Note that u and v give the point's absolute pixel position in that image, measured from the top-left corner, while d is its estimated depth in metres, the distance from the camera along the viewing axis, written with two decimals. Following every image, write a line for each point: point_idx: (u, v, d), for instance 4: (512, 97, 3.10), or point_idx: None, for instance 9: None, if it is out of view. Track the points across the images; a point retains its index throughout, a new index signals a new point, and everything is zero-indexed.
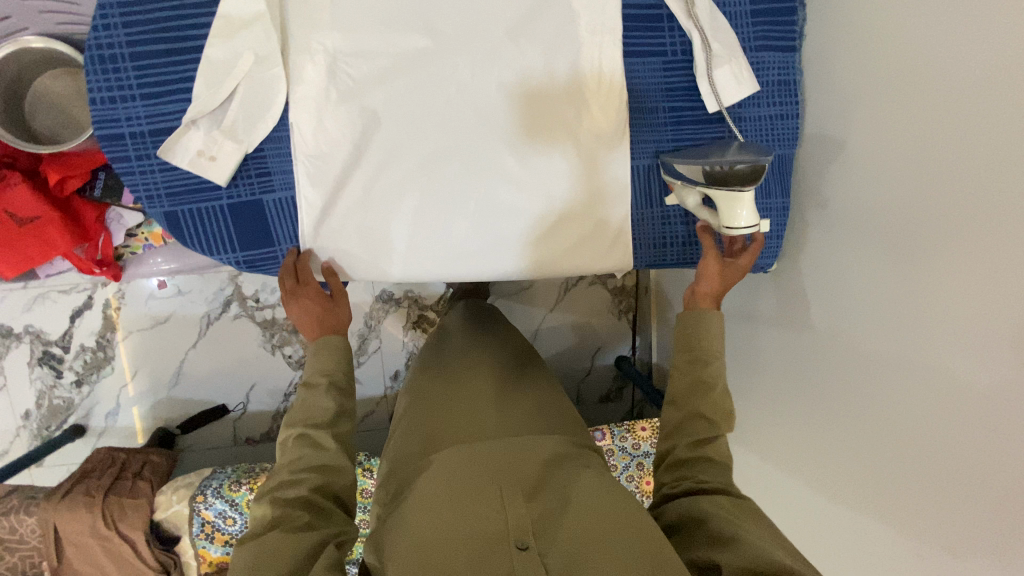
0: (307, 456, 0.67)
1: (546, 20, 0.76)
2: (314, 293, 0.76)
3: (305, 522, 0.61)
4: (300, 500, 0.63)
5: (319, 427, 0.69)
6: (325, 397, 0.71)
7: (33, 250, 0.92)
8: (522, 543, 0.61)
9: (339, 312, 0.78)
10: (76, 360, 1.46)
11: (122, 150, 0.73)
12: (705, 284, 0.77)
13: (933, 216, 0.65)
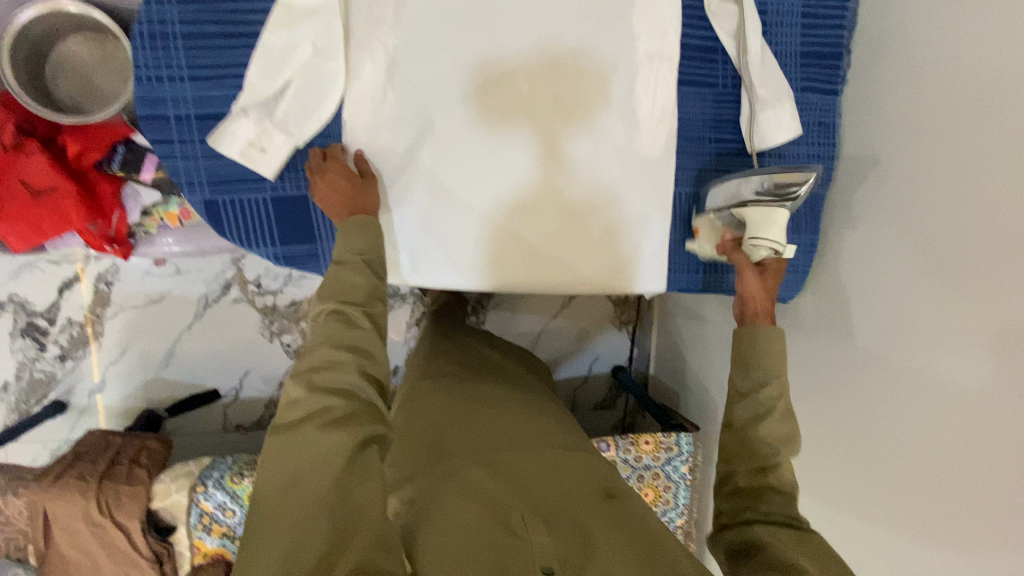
0: (344, 332, 0.66)
1: (606, 42, 0.77)
2: (341, 170, 0.72)
3: (344, 413, 0.63)
4: (340, 392, 0.64)
5: (354, 305, 0.68)
6: (360, 279, 0.70)
7: (47, 223, 0.88)
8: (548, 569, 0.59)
9: (368, 193, 0.73)
10: (61, 334, 1.40)
11: (166, 133, 0.71)
12: (750, 306, 0.74)
13: (940, 267, 0.68)
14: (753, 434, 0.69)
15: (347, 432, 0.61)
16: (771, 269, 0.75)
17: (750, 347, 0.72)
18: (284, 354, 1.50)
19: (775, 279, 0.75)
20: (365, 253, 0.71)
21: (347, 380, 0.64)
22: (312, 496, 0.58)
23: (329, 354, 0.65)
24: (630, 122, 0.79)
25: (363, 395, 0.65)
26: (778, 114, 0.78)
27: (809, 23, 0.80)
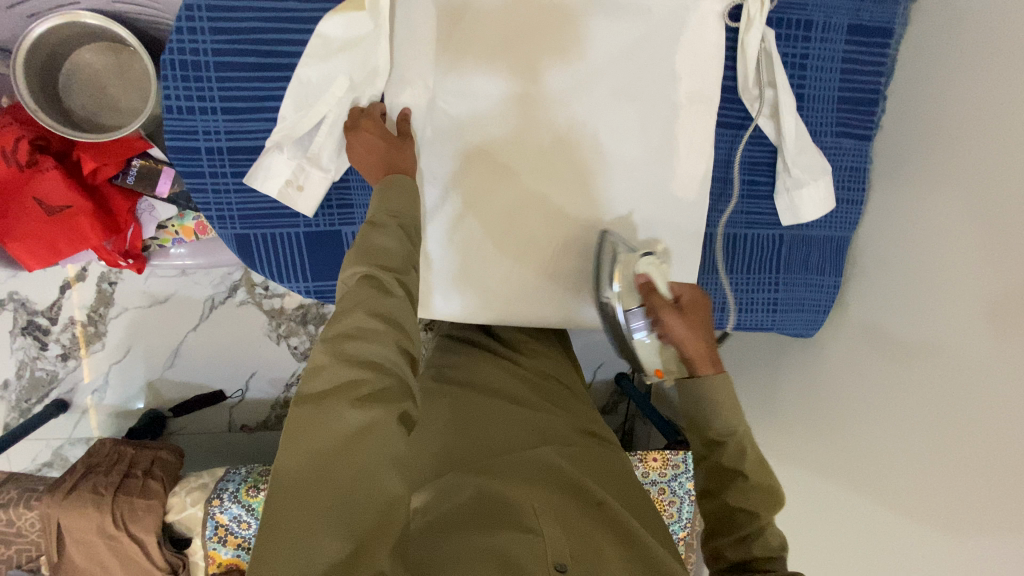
0: (378, 300, 0.55)
1: (646, 84, 0.76)
2: (375, 126, 0.68)
3: (377, 390, 0.51)
4: (371, 364, 0.52)
5: (387, 272, 0.58)
6: (395, 244, 0.60)
7: (62, 240, 0.85)
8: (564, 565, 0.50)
9: (405, 150, 0.69)
10: (63, 332, 1.38)
11: (197, 165, 0.69)
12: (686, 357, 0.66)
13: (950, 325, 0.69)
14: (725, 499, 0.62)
15: (377, 415, 0.49)
16: (689, 302, 0.68)
17: (703, 405, 0.64)
18: (290, 355, 1.48)
19: (702, 310, 0.68)
20: (398, 216, 0.63)
21: (382, 353, 0.53)
22: (332, 487, 0.46)
23: (359, 321, 0.54)
24: (665, 163, 0.79)
25: (400, 372, 0.53)
26: (817, 188, 0.79)
27: (850, 67, 0.79)
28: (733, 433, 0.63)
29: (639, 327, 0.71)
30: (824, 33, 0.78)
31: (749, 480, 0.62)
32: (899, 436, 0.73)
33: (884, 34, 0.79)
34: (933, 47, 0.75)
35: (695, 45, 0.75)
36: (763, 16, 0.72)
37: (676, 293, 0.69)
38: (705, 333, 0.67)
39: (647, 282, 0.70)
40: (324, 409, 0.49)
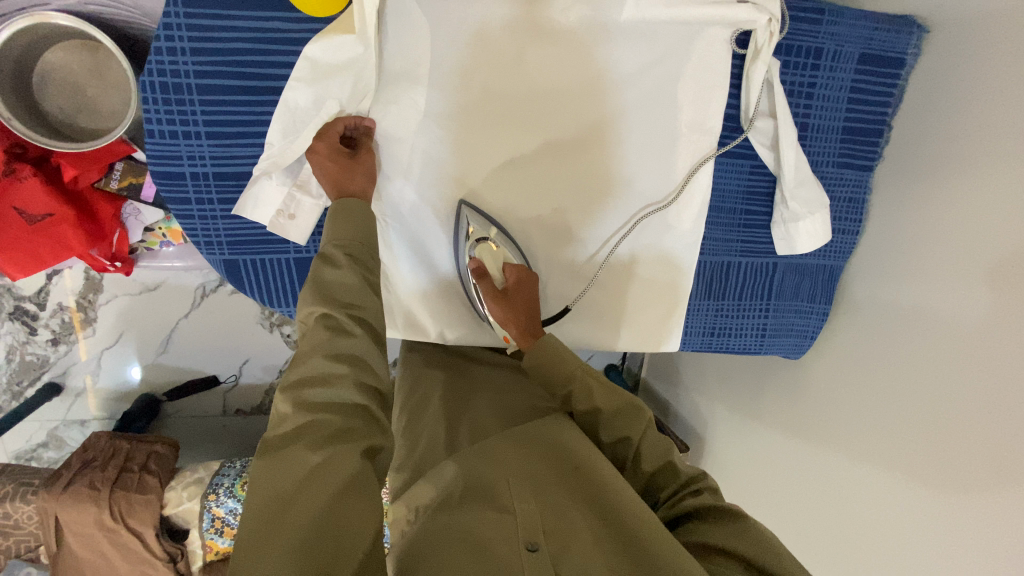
0: (336, 341, 0.55)
1: (648, 110, 0.74)
2: (328, 148, 0.65)
3: (340, 430, 0.52)
4: (330, 406, 0.53)
5: (340, 305, 0.58)
6: (343, 275, 0.59)
7: (45, 249, 0.83)
8: (532, 544, 0.52)
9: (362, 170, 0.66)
10: (52, 318, 1.37)
11: (182, 191, 0.66)
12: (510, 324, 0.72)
13: (947, 377, 0.72)
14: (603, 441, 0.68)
15: (337, 452, 0.50)
16: (515, 284, 0.73)
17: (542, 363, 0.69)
18: (284, 344, 1.49)
19: (528, 288, 0.73)
20: (348, 245, 0.62)
21: (342, 395, 0.54)
22: (296, 525, 0.46)
23: (314, 367, 0.54)
24: (664, 191, 0.78)
25: (358, 408, 0.54)
26: (814, 222, 0.78)
27: (856, 98, 0.77)
28: (573, 381, 0.68)
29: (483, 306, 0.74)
30: (833, 62, 0.75)
31: (603, 411, 0.67)
32: (889, 476, 0.78)
33: (894, 65, 0.77)
34: (940, 84, 0.73)
35: (699, 74, 0.73)
36: (770, 46, 0.69)
37: (506, 276, 0.73)
38: (530, 312, 0.72)
39: (479, 268, 0.72)
40: (285, 456, 0.50)
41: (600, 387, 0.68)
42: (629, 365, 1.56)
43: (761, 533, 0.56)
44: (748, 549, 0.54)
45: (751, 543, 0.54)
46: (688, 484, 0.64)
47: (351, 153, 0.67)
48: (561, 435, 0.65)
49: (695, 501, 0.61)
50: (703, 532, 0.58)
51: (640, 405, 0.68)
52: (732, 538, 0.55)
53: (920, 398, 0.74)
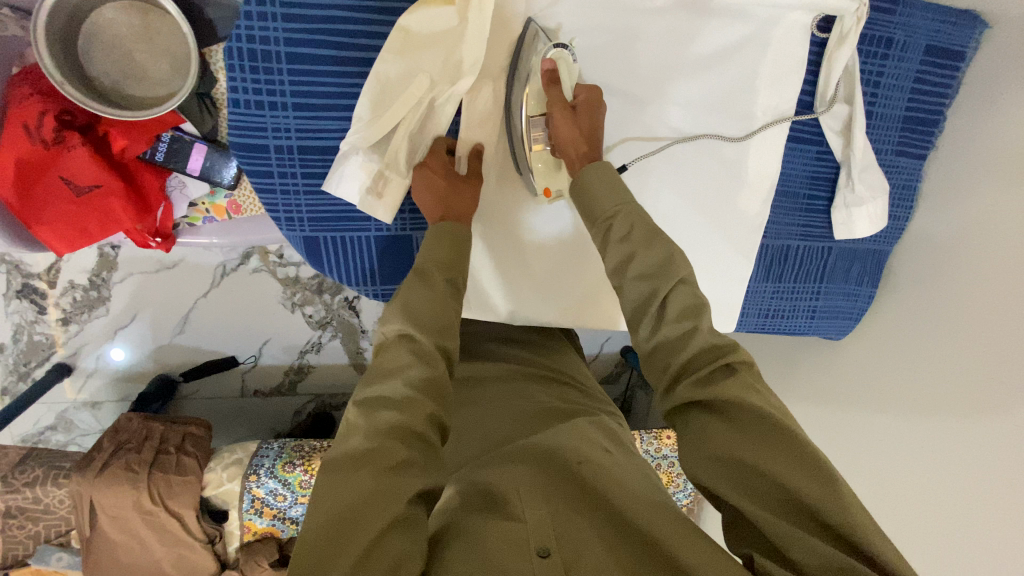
0: (414, 368, 0.58)
1: (725, 93, 0.75)
2: (438, 166, 0.66)
3: (404, 460, 0.52)
4: (397, 431, 0.54)
5: (429, 334, 0.61)
6: (428, 296, 0.63)
7: (92, 223, 0.79)
8: (543, 548, 0.51)
9: (465, 191, 0.67)
10: (64, 297, 1.32)
11: (266, 165, 0.64)
12: (566, 152, 0.68)
13: (988, 355, 0.76)
14: (628, 277, 0.64)
15: (397, 479, 0.51)
16: (586, 102, 0.67)
17: (596, 192, 0.67)
18: (306, 325, 1.46)
19: (597, 113, 0.68)
20: (442, 266, 0.65)
21: (411, 424, 0.54)
22: (351, 549, 0.47)
23: (392, 390, 0.57)
24: (736, 174, 0.79)
25: (415, 433, 0.54)
26: (871, 208, 0.81)
27: (919, 87, 0.80)
28: (618, 214, 0.66)
29: (537, 139, 0.69)
30: (902, 52, 0.77)
31: (631, 277, 0.64)
32: (924, 447, 0.82)
33: (957, 57, 0.79)
34: (1002, 76, 0.76)
35: (779, 59, 0.74)
36: (856, 32, 0.71)
37: (573, 95, 0.68)
38: (593, 137, 0.68)
39: (550, 72, 0.66)
40: (353, 473, 0.51)
41: (643, 227, 0.65)
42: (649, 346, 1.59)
43: (809, 448, 0.50)
44: (805, 481, 0.48)
45: (801, 469, 0.49)
46: (726, 369, 0.57)
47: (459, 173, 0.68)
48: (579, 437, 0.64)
49: (734, 393, 0.54)
50: (738, 437, 0.52)
51: (670, 254, 0.63)
52: (775, 456, 0.50)
53: (964, 375, 0.79)
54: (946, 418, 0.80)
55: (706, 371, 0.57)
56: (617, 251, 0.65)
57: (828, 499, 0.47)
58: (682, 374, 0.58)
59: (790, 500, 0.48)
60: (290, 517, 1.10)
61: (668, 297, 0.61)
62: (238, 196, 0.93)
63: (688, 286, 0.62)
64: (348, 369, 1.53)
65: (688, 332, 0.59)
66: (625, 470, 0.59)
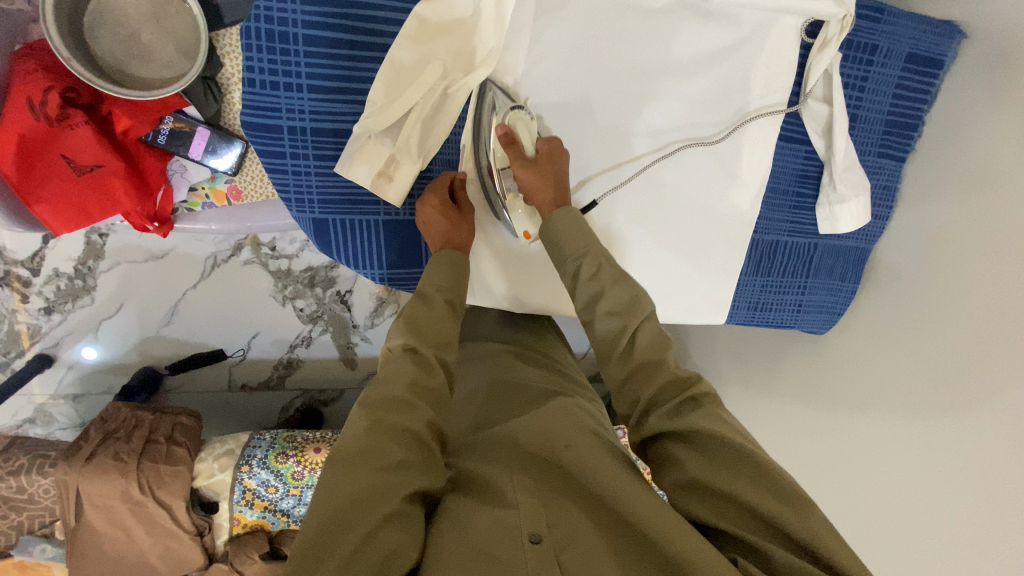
0: (420, 376, 0.60)
1: (721, 91, 0.78)
2: (438, 203, 0.69)
3: (403, 464, 0.53)
4: (402, 437, 0.54)
5: (429, 347, 0.64)
6: (429, 314, 0.66)
7: (92, 204, 0.78)
8: (535, 535, 0.51)
9: (464, 223, 0.71)
10: (47, 285, 1.29)
11: (278, 145, 0.65)
12: (534, 200, 0.70)
13: (976, 342, 0.82)
14: (600, 312, 0.66)
15: (392, 481, 0.52)
16: (546, 154, 0.70)
17: (563, 231, 0.69)
18: (296, 319, 1.45)
19: (559, 163, 0.71)
20: (448, 292, 0.69)
21: (409, 424, 0.55)
22: (346, 543, 0.48)
23: (391, 391, 0.57)
24: (730, 170, 0.82)
25: (413, 434, 0.55)
26: (855, 204, 0.85)
27: (899, 93, 0.85)
28: (584, 257, 0.68)
29: (509, 189, 0.72)
30: (885, 58, 0.82)
31: (607, 304, 0.66)
32: (921, 430, 0.88)
33: (936, 64, 0.84)
34: (977, 83, 0.81)
35: (772, 61, 0.78)
36: (840, 39, 0.75)
37: (535, 147, 0.71)
38: (559, 184, 0.71)
39: (506, 133, 0.68)
40: (351, 470, 0.51)
41: (612, 268, 0.68)
42: None
43: (782, 479, 0.52)
44: (771, 500, 0.51)
45: (775, 495, 0.51)
46: (694, 401, 0.59)
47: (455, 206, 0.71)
48: (566, 423, 0.66)
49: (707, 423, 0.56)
50: (714, 465, 0.54)
51: (636, 294, 0.66)
52: (749, 484, 0.52)
53: (955, 359, 0.84)
54: (939, 404, 0.86)
55: (678, 404, 0.59)
56: (586, 288, 0.67)
57: (801, 523, 0.49)
58: (656, 407, 0.60)
59: (761, 521, 0.51)
60: (282, 509, 1.09)
61: (637, 330, 0.64)
62: (239, 181, 0.92)
63: (656, 323, 0.66)
64: (338, 365, 1.52)
65: (655, 366, 0.63)
66: (614, 458, 0.60)
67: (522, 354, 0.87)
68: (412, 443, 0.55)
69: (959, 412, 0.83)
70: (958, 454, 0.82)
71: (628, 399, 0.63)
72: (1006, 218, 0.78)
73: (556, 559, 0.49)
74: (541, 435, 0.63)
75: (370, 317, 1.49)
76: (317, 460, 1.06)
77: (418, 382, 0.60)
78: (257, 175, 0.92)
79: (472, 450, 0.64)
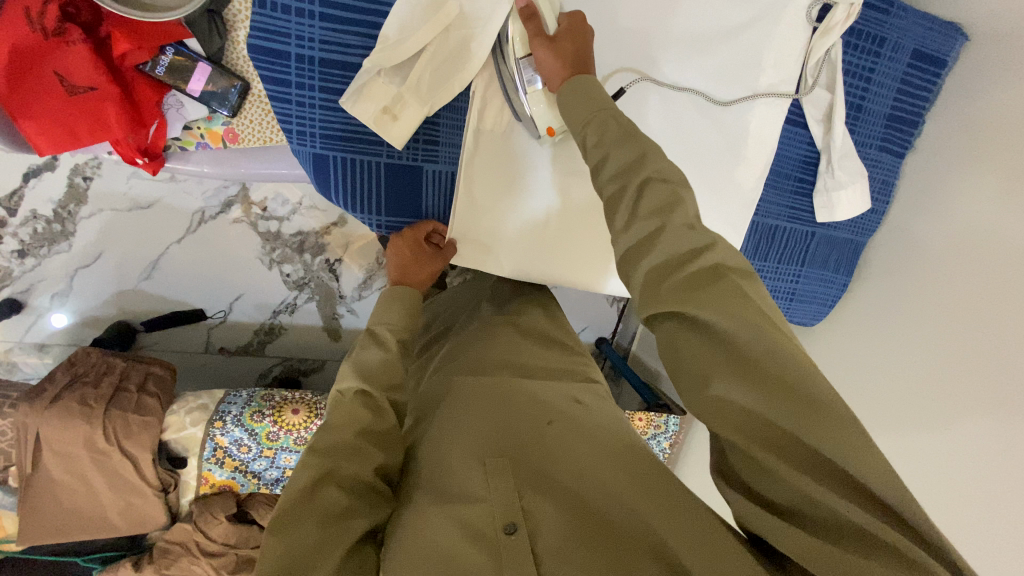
0: (371, 423, 0.60)
1: (735, 68, 0.78)
2: (410, 241, 0.74)
3: (346, 509, 0.54)
4: (350, 489, 0.55)
5: (380, 389, 0.63)
6: (380, 357, 0.66)
7: (81, 126, 0.77)
8: (510, 525, 0.52)
9: (425, 267, 0.74)
10: (24, 227, 1.25)
11: (284, 72, 0.63)
12: (552, 82, 0.64)
13: (966, 337, 0.82)
14: (604, 179, 0.59)
15: (337, 529, 0.52)
16: (569, 31, 0.64)
17: (576, 104, 0.62)
18: (282, 284, 1.41)
19: (584, 38, 0.64)
20: (397, 329, 0.71)
21: (358, 474, 0.56)
22: None
23: (333, 440, 0.57)
24: (736, 148, 0.82)
25: (359, 481, 0.56)
26: (855, 191, 0.87)
27: (904, 88, 0.86)
28: (591, 125, 0.61)
29: (531, 81, 0.66)
30: (892, 51, 0.84)
31: (609, 169, 0.59)
32: (906, 419, 0.88)
33: (940, 63, 0.86)
34: (983, 82, 0.83)
35: (782, 45, 0.78)
36: (843, 25, 0.77)
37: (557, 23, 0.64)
38: (581, 62, 0.63)
39: (527, 7, 0.63)
40: (292, 524, 0.51)
41: (618, 128, 0.60)
42: (620, 341, 1.59)
43: (798, 371, 0.45)
44: (782, 405, 0.44)
45: (787, 393, 0.44)
46: (712, 271, 0.50)
47: (426, 250, 0.74)
48: (543, 401, 0.63)
49: (715, 316, 0.47)
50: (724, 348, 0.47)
51: (644, 156, 0.57)
52: (760, 375, 0.45)
53: (943, 352, 0.85)
54: (927, 398, 0.86)
55: (689, 276, 0.50)
56: (592, 159, 0.61)
57: (819, 437, 0.43)
58: (661, 275, 0.52)
59: (768, 419, 0.45)
60: (252, 470, 1.05)
61: (640, 191, 0.56)
62: (236, 124, 0.89)
63: (661, 184, 0.56)
64: (320, 335, 1.49)
65: (653, 231, 0.54)
66: (589, 438, 0.58)
67: (520, 313, 0.82)
68: (355, 491, 0.56)
69: (950, 408, 0.82)
70: (956, 448, 0.81)
71: (625, 278, 0.56)
72: (1007, 213, 0.79)
73: (530, 550, 0.50)
74: (507, 415, 0.61)
75: (358, 288, 1.46)
76: (294, 422, 1.03)
77: (362, 428, 0.59)
78: (257, 119, 0.89)
79: (440, 433, 0.62)
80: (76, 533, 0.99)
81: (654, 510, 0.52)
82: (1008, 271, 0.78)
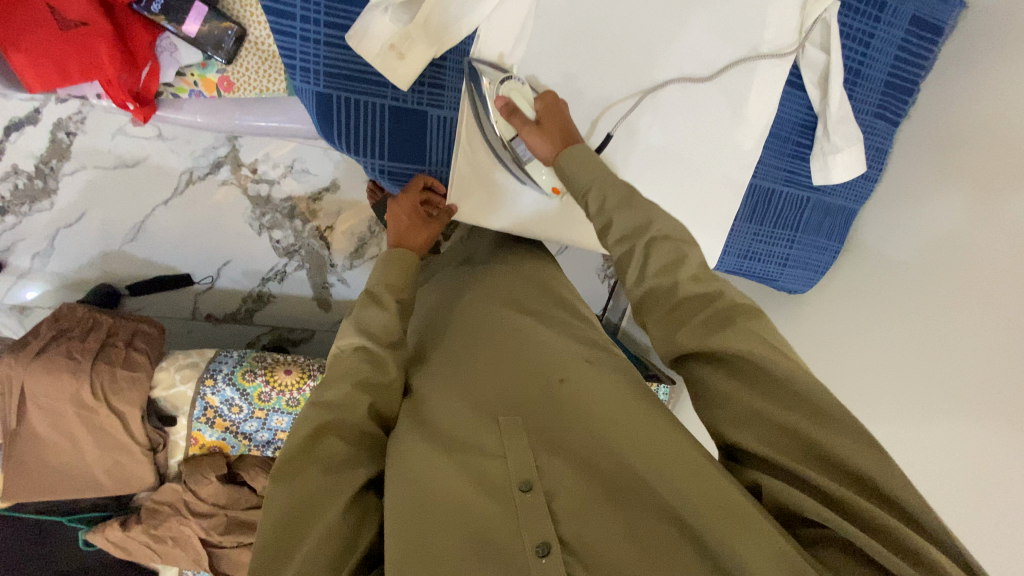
0: (368, 375, 0.59)
1: (740, 25, 0.78)
2: (407, 206, 0.76)
3: (347, 459, 0.54)
4: (353, 441, 0.55)
5: (383, 347, 0.62)
6: (381, 314, 0.65)
7: (73, 63, 0.75)
8: (524, 484, 0.50)
9: (422, 232, 0.77)
10: (3, 183, 1.20)
11: (288, 4, 0.62)
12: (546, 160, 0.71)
13: (952, 297, 0.83)
14: (611, 242, 0.63)
15: (339, 477, 0.52)
16: (549, 112, 0.69)
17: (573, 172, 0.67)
18: (271, 250, 1.39)
19: (562, 113, 0.69)
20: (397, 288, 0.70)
21: (359, 423, 0.56)
22: (306, 541, 0.47)
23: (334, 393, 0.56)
24: (738, 107, 0.82)
25: (358, 431, 0.56)
26: (849, 155, 0.87)
27: (901, 55, 0.88)
28: (591, 190, 0.65)
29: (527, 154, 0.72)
30: (892, 16, 0.85)
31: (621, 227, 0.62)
32: (887, 381, 0.90)
33: (937, 30, 0.87)
34: (977, 49, 0.84)
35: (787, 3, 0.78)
36: None
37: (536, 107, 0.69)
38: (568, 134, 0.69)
39: (507, 105, 0.67)
40: (295, 474, 0.50)
41: (617, 193, 0.64)
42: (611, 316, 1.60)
43: (818, 395, 0.47)
44: (815, 432, 0.46)
45: (815, 420, 0.46)
46: (723, 316, 0.53)
47: (423, 215, 0.77)
48: (553, 361, 0.62)
49: (737, 346, 0.50)
50: (750, 390, 0.50)
51: (647, 217, 0.61)
52: (786, 406, 0.48)
53: (927, 313, 0.86)
54: (907, 359, 0.87)
55: (707, 318, 0.54)
56: (597, 223, 0.65)
57: (852, 456, 0.44)
58: (678, 325, 0.55)
59: (801, 446, 0.47)
60: (243, 432, 1.04)
61: (647, 251, 0.60)
62: (231, 72, 0.87)
63: (664, 240, 0.59)
64: (310, 304, 1.47)
65: (668, 285, 0.57)
66: (603, 396, 0.57)
67: (525, 274, 0.80)
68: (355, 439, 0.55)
69: (931, 367, 0.84)
70: (933, 405, 0.83)
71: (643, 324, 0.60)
72: (993, 178, 0.81)
73: (548, 509, 0.49)
74: (517, 378, 0.60)
75: (349, 258, 1.44)
76: (287, 382, 1.02)
77: (360, 378, 0.58)
78: (253, 67, 0.87)
79: (448, 390, 0.61)
80: (61, 492, 0.97)
81: (672, 462, 0.49)
82: (992, 233, 0.80)
